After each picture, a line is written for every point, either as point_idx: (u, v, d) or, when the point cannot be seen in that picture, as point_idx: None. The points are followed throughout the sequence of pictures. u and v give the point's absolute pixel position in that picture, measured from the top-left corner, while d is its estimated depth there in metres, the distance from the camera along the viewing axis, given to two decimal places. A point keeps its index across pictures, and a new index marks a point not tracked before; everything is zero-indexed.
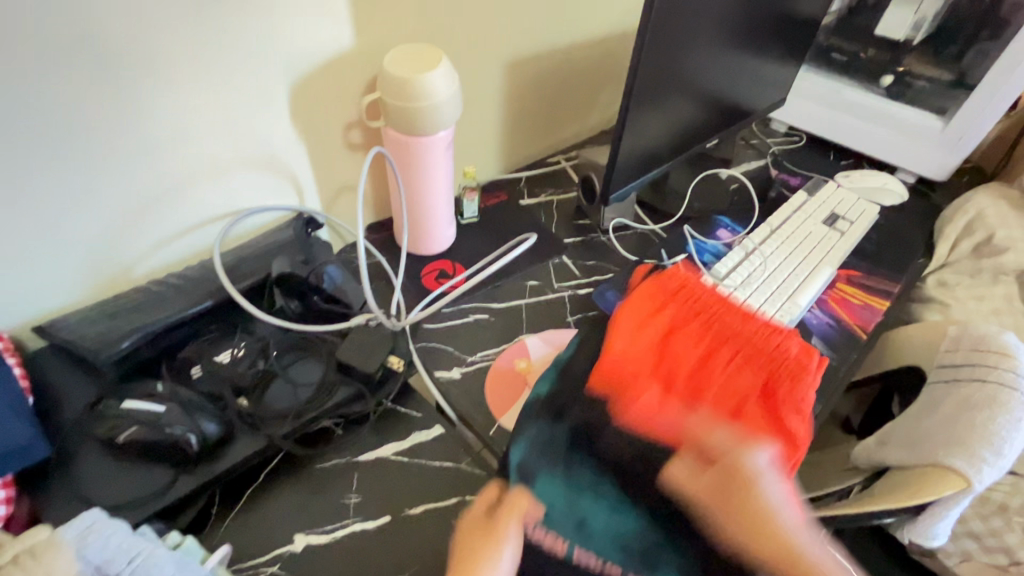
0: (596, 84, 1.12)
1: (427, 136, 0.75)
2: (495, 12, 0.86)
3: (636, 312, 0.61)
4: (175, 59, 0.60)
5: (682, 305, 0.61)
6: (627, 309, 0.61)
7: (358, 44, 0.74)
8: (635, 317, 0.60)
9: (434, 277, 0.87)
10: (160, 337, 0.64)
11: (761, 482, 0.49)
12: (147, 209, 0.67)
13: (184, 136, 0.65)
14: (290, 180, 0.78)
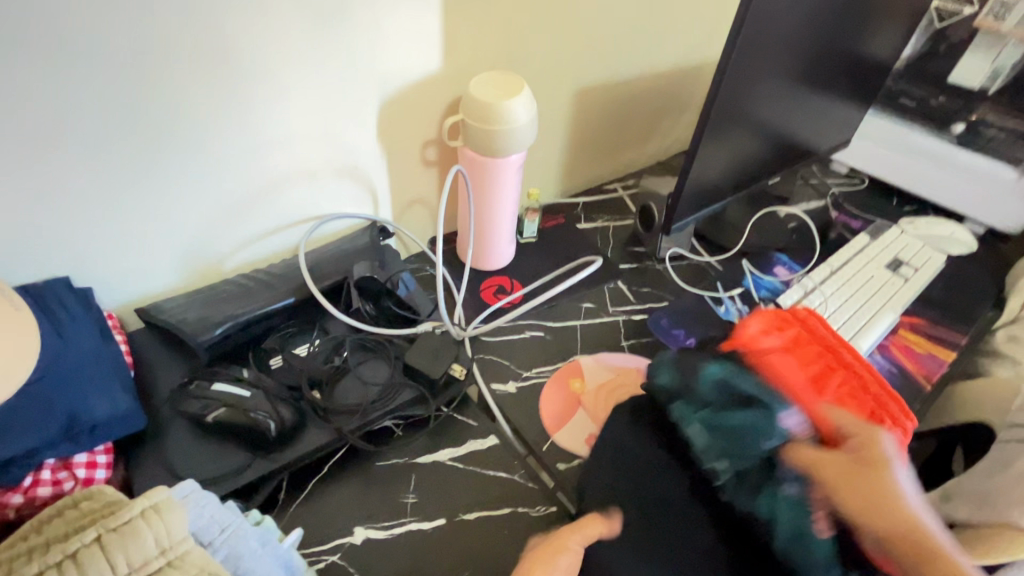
0: (658, 115, 1.14)
1: (501, 157, 0.78)
2: (571, 44, 0.91)
3: (768, 319, 0.70)
4: (286, 71, 0.66)
5: (813, 331, 0.69)
6: (759, 314, 0.70)
7: (444, 68, 0.79)
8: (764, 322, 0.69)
9: (493, 292, 0.90)
10: (247, 327, 0.68)
11: (891, 467, 0.55)
12: (245, 208, 0.73)
13: (285, 143, 0.71)
14: (369, 190, 0.83)
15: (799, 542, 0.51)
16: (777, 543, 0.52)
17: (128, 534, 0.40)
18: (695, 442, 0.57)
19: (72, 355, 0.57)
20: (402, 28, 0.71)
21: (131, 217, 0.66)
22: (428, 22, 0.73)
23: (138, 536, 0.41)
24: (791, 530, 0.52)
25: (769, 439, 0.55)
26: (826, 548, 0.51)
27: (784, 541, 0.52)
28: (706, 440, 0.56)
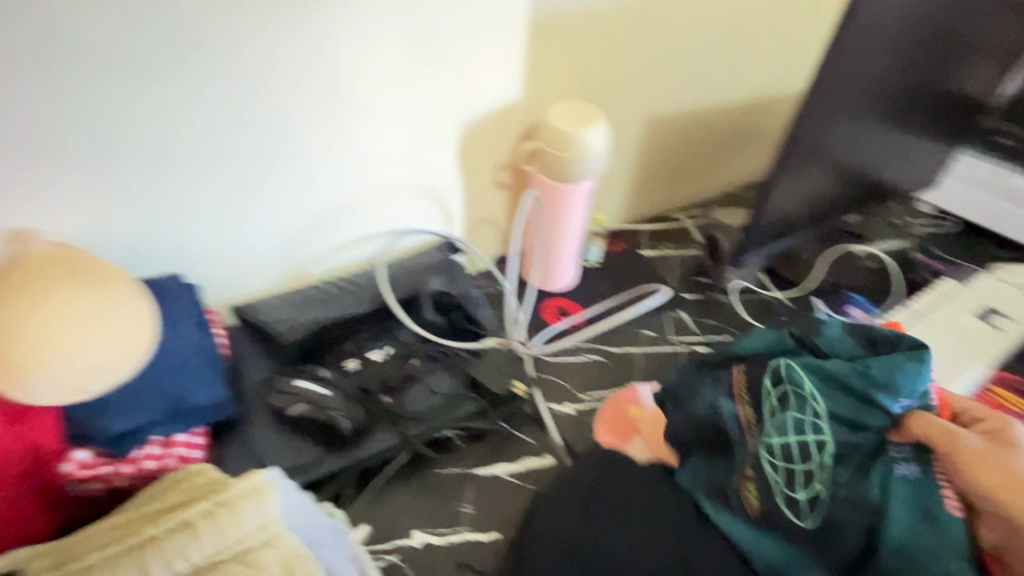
0: (728, 146, 1.13)
1: (573, 183, 0.81)
2: (645, 75, 0.93)
3: None
4: (381, 96, 0.72)
5: None
6: None
7: (523, 97, 0.83)
8: None
9: (554, 312, 0.91)
10: (328, 329, 0.74)
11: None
12: (333, 220, 0.79)
13: (372, 162, 0.77)
14: (443, 209, 0.87)
15: (911, 525, 0.56)
16: (897, 522, 0.56)
17: (230, 510, 0.46)
18: (802, 409, 0.60)
19: (180, 348, 0.64)
20: (485, 60, 0.76)
21: (237, 225, 0.73)
22: (512, 54, 0.77)
23: (238, 515, 0.46)
24: (905, 509, 0.56)
25: (884, 411, 0.60)
26: (953, 527, 0.55)
27: (892, 524, 0.56)
28: (815, 406, 0.61)
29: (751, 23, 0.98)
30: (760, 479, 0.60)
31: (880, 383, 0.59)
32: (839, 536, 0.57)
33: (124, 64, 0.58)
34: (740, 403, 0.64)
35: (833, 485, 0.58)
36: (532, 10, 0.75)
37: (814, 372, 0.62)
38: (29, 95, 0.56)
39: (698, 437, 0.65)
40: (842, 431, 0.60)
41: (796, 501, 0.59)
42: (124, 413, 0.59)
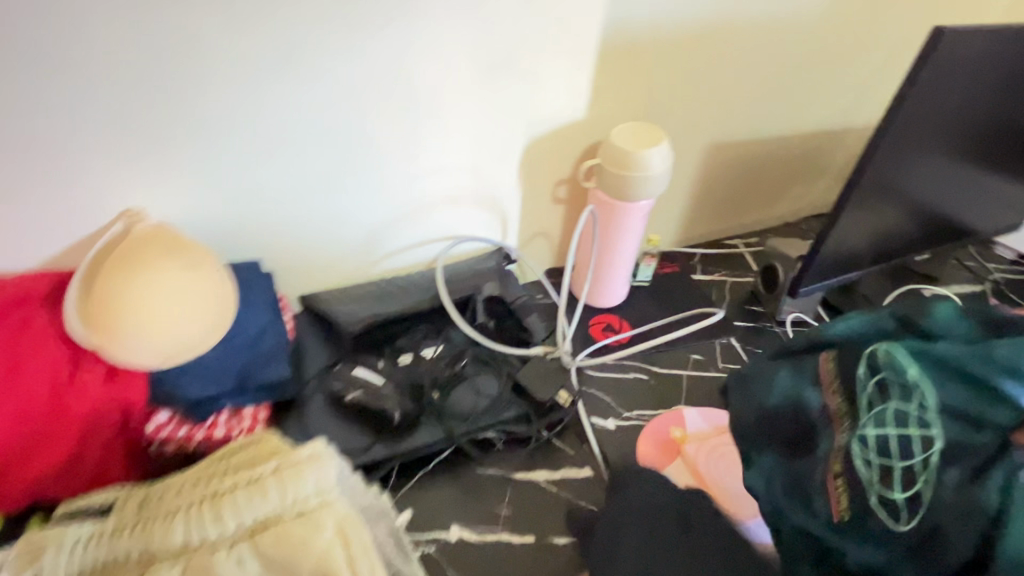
0: (791, 175, 1.12)
1: (630, 203, 0.82)
2: (709, 101, 0.93)
3: None
4: (453, 109, 0.76)
5: None
6: None
7: (587, 116, 0.85)
8: None
9: (601, 328, 0.92)
10: (384, 324, 0.77)
11: None
12: (397, 222, 0.83)
13: (439, 170, 0.81)
14: (501, 219, 0.90)
15: None
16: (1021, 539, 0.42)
17: (294, 469, 0.49)
18: (906, 397, 0.50)
19: (250, 328, 0.68)
20: (554, 79, 0.79)
21: (311, 220, 0.78)
22: (580, 74, 0.80)
23: (302, 476, 0.49)
24: None
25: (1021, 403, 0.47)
26: None
27: (1015, 540, 0.42)
28: (926, 393, 0.49)
29: (822, 54, 0.97)
30: (847, 476, 0.51)
31: (1005, 366, 0.48)
32: (943, 548, 0.45)
33: (232, 69, 0.64)
34: (830, 393, 0.56)
35: (937, 488, 0.46)
36: (603, 34, 0.78)
37: (922, 355, 0.52)
38: (150, 94, 0.63)
39: (772, 432, 0.57)
40: (955, 425, 0.48)
41: (890, 506, 0.48)
42: (198, 379, 0.63)
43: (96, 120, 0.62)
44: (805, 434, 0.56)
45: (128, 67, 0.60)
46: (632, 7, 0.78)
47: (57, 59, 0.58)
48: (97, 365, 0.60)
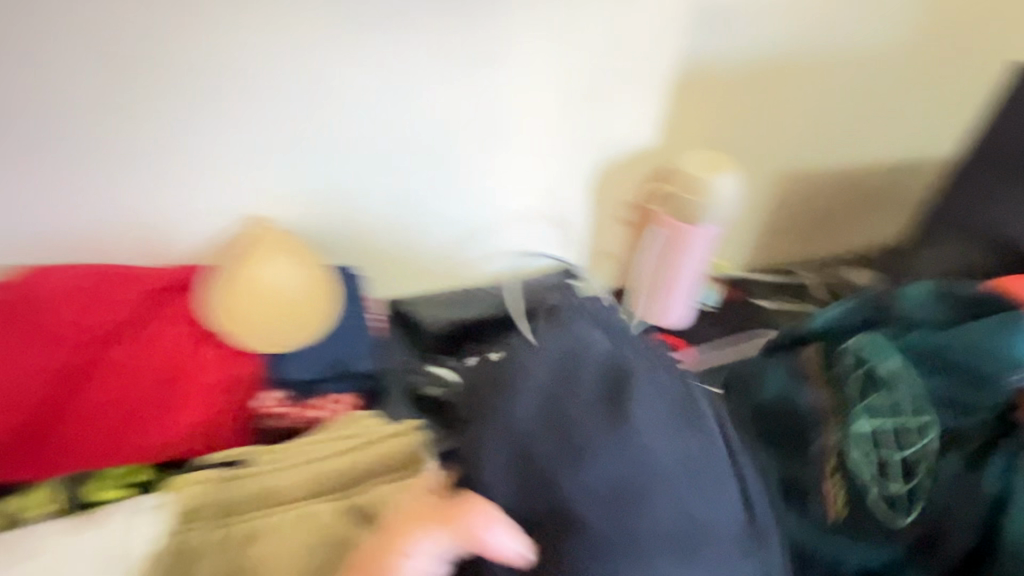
0: (864, 206, 1.11)
1: (694, 228, 0.85)
2: (780, 130, 0.96)
3: None
4: (534, 134, 0.84)
5: None
6: None
7: (659, 143, 0.90)
8: None
9: (663, 347, 0.95)
10: (462, 326, 0.85)
11: None
12: (476, 237, 0.90)
13: (517, 189, 0.88)
14: (571, 237, 0.96)
15: None
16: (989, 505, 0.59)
17: (394, 441, 0.62)
18: (897, 393, 0.65)
19: (351, 324, 0.74)
20: (629, 108, 0.85)
21: (401, 233, 0.86)
22: (654, 104, 0.86)
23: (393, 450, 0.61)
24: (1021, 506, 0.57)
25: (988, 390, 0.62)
26: None
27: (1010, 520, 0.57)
28: (912, 389, 0.65)
29: (894, 87, 0.98)
30: (847, 467, 0.65)
31: (986, 354, 0.62)
32: (943, 538, 0.60)
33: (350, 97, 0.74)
34: (816, 388, 0.69)
35: (938, 481, 0.62)
36: (678, 68, 0.84)
37: (903, 348, 0.67)
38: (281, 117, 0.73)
39: (767, 426, 0.70)
40: (945, 417, 0.64)
41: (895, 497, 0.63)
42: (301, 363, 0.70)
43: (235, 137, 0.73)
44: (797, 428, 0.68)
45: (268, 94, 0.71)
46: (705, 42, 0.83)
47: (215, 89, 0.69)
48: (221, 347, 0.69)
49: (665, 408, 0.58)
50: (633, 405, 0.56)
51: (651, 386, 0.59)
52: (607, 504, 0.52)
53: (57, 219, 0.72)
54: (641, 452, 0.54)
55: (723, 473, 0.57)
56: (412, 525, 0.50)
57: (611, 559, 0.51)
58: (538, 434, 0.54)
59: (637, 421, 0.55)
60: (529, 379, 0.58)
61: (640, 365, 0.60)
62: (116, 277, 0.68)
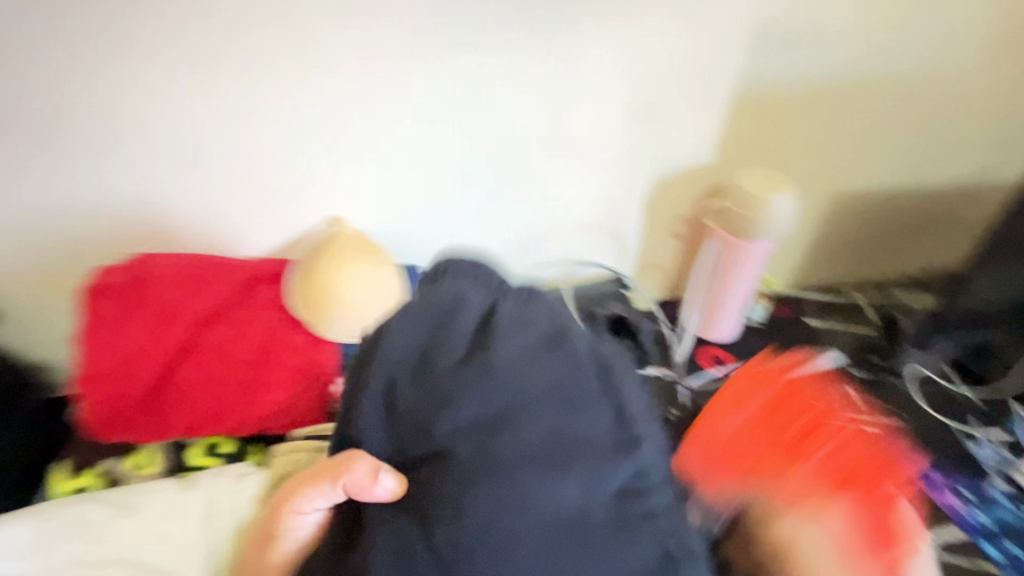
0: (917, 229, 1.10)
1: (750, 244, 0.86)
2: (836, 150, 0.97)
3: (731, 402, 0.77)
4: (595, 148, 0.86)
5: (802, 399, 0.76)
6: (723, 400, 0.77)
7: (714, 160, 0.93)
8: (731, 403, 0.76)
9: (709, 359, 0.96)
10: None
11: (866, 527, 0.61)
12: (531, 244, 0.94)
13: (574, 201, 0.91)
14: (621, 248, 0.99)
15: None
16: None
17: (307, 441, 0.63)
18: None
19: None
20: (688, 126, 0.88)
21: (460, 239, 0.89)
22: (713, 123, 0.88)
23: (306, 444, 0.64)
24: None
25: None
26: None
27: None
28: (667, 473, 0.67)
29: (956, 110, 0.98)
30: None
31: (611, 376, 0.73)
32: None
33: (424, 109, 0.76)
34: None
35: None
36: (739, 88, 0.86)
37: None
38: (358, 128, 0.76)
39: None
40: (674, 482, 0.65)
41: None
42: None
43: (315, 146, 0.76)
44: None
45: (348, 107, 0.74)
46: (768, 61, 0.85)
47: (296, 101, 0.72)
48: (299, 333, 0.72)
49: (529, 341, 0.54)
50: (496, 339, 0.53)
51: (517, 321, 0.55)
52: (480, 434, 0.50)
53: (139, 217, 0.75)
54: (500, 381, 0.51)
55: (599, 394, 0.53)
56: (311, 477, 0.54)
57: (476, 484, 0.48)
58: (407, 381, 0.53)
59: (499, 353, 0.52)
60: (396, 337, 0.54)
61: (513, 304, 0.57)
62: (215, 262, 0.70)
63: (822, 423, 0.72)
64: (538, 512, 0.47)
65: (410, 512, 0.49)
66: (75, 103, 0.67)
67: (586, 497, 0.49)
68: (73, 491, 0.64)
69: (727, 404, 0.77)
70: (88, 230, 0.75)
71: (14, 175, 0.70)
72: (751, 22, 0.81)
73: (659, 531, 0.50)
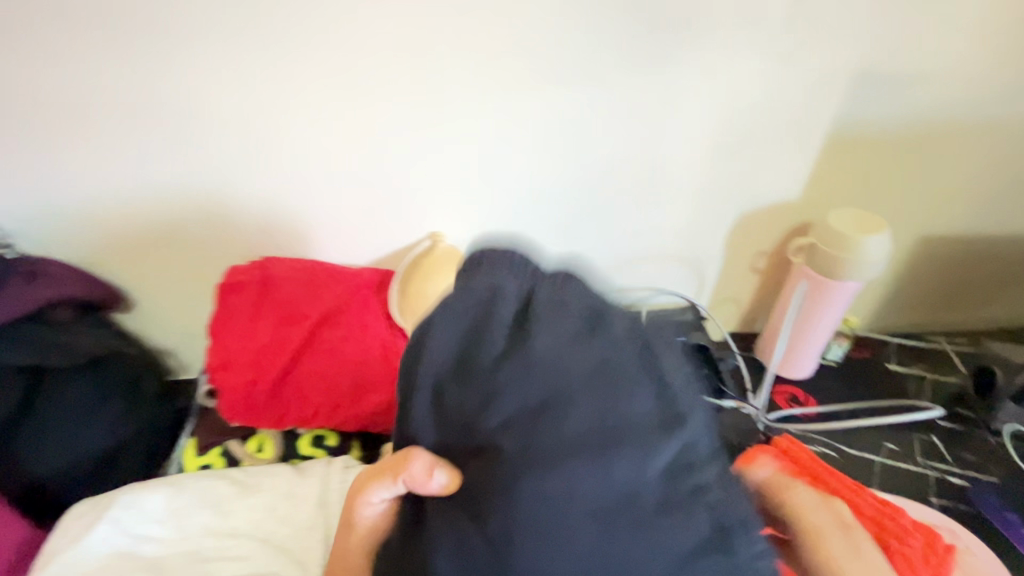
0: (1010, 279, 1.07)
1: (839, 282, 0.85)
2: (930, 195, 0.96)
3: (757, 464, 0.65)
4: (683, 181, 0.89)
5: (830, 491, 0.63)
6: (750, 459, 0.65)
7: (801, 198, 0.93)
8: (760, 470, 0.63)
9: (786, 397, 0.96)
10: None
11: None
12: (610, 269, 0.97)
13: (656, 230, 0.93)
14: (699, 278, 1.00)
15: None
16: None
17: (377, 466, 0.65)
18: None
19: None
20: (779, 164, 0.89)
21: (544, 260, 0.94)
22: (804, 163, 0.89)
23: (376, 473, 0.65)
24: None
25: None
26: None
27: None
28: None
29: None
30: None
31: None
32: None
33: (526, 138, 0.81)
34: None
35: None
36: (834, 129, 0.87)
37: None
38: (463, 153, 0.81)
39: None
40: None
41: None
42: None
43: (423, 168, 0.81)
44: None
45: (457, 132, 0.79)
46: (866, 106, 0.85)
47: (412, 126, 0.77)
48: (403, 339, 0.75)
49: (565, 319, 0.45)
50: (535, 324, 0.44)
51: (551, 301, 0.45)
52: (522, 428, 0.42)
53: (259, 224, 0.83)
54: (534, 369, 0.43)
55: (635, 369, 0.44)
56: (376, 469, 0.51)
57: (529, 477, 0.41)
58: (447, 375, 0.45)
59: (533, 340, 0.43)
60: (440, 334, 0.45)
61: (546, 288, 0.46)
62: (321, 269, 0.77)
63: (849, 497, 0.63)
64: (584, 502, 0.41)
65: (462, 505, 0.44)
66: (216, 124, 0.74)
67: (634, 477, 0.42)
68: (199, 467, 0.70)
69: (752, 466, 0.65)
70: (218, 235, 0.83)
71: (159, 182, 0.77)
72: (855, 68, 0.81)
73: (708, 504, 0.44)
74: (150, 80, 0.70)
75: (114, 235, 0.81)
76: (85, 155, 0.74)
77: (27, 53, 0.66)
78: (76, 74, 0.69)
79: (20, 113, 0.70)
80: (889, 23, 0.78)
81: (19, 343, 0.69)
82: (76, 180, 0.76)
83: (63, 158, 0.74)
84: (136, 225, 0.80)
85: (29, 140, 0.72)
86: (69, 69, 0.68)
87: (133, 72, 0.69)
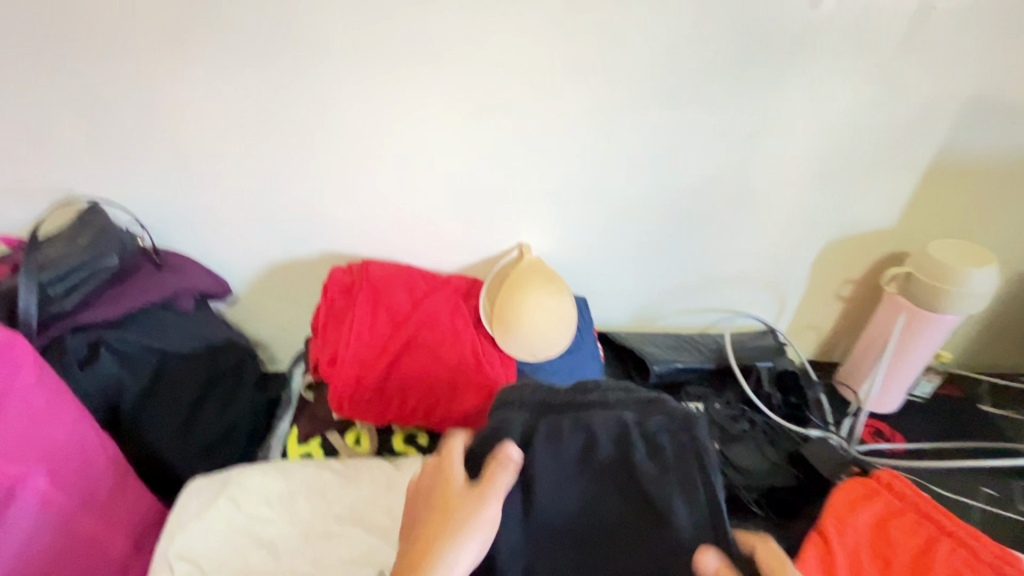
0: None
1: (936, 314, 0.83)
2: None
3: (850, 497, 0.67)
4: (772, 204, 0.88)
5: (935, 529, 0.63)
6: (842, 492, 0.67)
7: (893, 226, 0.91)
8: (850, 503, 0.66)
9: (869, 431, 0.93)
10: (680, 371, 0.89)
11: None
12: (691, 289, 0.97)
13: (740, 252, 0.93)
14: (780, 302, 0.99)
15: None
16: None
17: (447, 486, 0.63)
18: None
19: (585, 347, 0.83)
20: (875, 190, 0.87)
21: (625, 276, 0.94)
22: (900, 190, 0.87)
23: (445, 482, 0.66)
24: None
25: None
26: None
27: None
28: None
29: None
30: None
31: None
32: None
33: (620, 154, 0.82)
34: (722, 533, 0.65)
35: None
36: (936, 157, 0.85)
37: None
38: (556, 165, 0.83)
39: None
40: None
41: None
42: (554, 374, 0.79)
43: (520, 183, 0.84)
44: None
45: (553, 145, 0.81)
46: (972, 135, 0.83)
47: (511, 138, 0.80)
48: (495, 349, 0.78)
49: (566, 444, 0.47)
50: (533, 453, 0.47)
51: (549, 428, 0.48)
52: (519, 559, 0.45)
53: (358, 227, 0.87)
54: (540, 500, 0.46)
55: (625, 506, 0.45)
56: None
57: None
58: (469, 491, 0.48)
59: (538, 470, 0.46)
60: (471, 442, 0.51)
61: (549, 421, 0.49)
62: (417, 276, 0.82)
63: (961, 537, 0.61)
64: None
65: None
66: (330, 130, 0.79)
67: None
68: (301, 455, 0.75)
69: (845, 498, 0.67)
70: (321, 238, 0.88)
71: (272, 182, 0.83)
72: (966, 98, 0.80)
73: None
74: (276, 87, 0.75)
75: (231, 234, 0.87)
76: (210, 156, 0.80)
77: (181, 64, 0.73)
78: (214, 79, 0.74)
79: (163, 118, 0.77)
80: (1005, 53, 0.76)
81: (161, 329, 0.78)
82: (203, 180, 0.82)
83: (191, 157, 0.80)
84: (246, 223, 0.86)
85: (161, 137, 0.78)
86: (213, 79, 0.74)
87: (271, 86, 0.75)
